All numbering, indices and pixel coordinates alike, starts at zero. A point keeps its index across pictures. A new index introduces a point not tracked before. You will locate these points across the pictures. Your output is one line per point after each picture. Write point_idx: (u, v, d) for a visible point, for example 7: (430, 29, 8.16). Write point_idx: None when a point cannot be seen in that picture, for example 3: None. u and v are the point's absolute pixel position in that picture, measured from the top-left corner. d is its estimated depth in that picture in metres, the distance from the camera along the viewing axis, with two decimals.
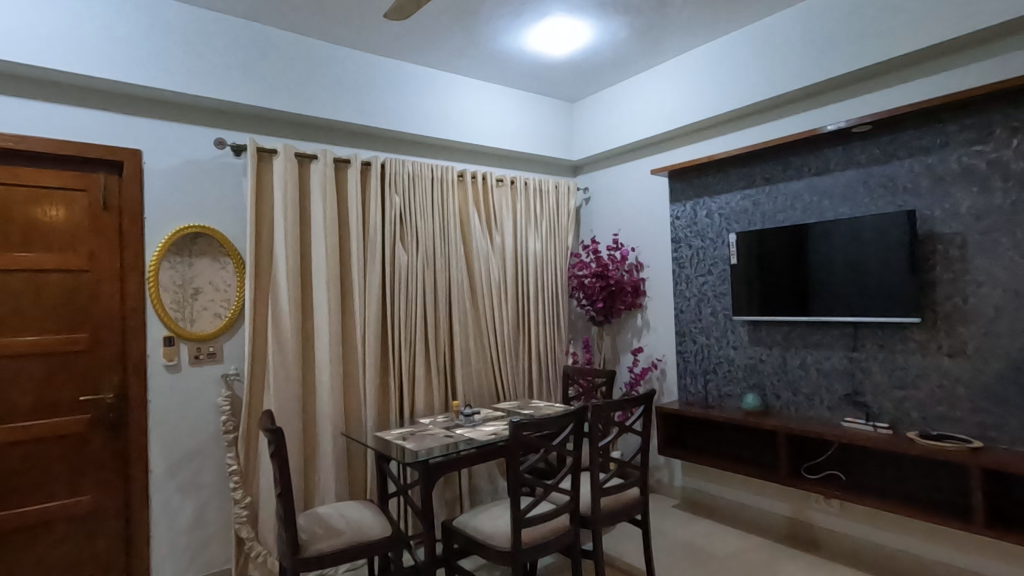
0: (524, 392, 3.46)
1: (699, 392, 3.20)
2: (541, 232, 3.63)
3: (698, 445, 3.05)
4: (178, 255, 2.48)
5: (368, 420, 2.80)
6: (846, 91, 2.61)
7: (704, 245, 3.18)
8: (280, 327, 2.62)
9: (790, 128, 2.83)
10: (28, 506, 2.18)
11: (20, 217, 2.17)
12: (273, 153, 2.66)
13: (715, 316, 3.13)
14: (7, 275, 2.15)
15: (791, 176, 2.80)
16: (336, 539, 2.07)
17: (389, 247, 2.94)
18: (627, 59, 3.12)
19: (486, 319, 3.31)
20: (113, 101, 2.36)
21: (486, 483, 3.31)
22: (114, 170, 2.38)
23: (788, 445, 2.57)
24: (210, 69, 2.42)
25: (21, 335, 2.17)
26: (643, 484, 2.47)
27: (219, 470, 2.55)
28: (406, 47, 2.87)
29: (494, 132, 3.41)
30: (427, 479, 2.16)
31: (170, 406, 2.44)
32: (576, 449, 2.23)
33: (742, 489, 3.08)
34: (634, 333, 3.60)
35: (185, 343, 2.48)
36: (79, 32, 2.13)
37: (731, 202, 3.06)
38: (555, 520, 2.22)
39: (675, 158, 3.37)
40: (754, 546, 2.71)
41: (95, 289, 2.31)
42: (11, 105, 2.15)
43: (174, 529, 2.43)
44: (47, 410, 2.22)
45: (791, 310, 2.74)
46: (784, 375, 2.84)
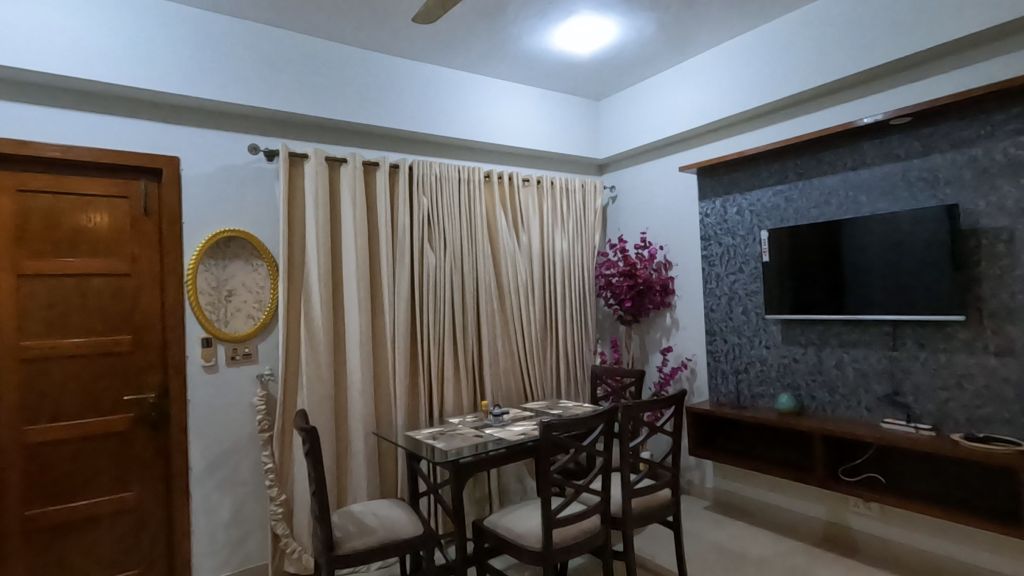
0: (552, 392, 3.45)
1: (731, 392, 3.15)
2: (568, 231, 3.62)
3: (731, 446, 3.00)
4: (213, 259, 2.56)
5: (399, 419, 2.84)
6: (883, 83, 2.54)
7: (735, 243, 3.13)
8: (312, 328, 2.67)
9: (823, 121, 2.76)
10: (77, 501, 2.27)
11: (66, 224, 2.27)
12: (304, 157, 2.71)
13: (747, 315, 3.07)
14: (56, 279, 2.24)
15: (826, 171, 2.73)
16: (370, 537, 2.10)
17: (417, 248, 2.97)
18: (653, 55, 3.09)
19: (514, 319, 3.32)
20: (152, 111, 2.44)
21: (515, 483, 3.32)
22: (153, 177, 2.46)
23: (825, 447, 2.50)
24: (243, 77, 2.49)
25: (68, 337, 2.27)
26: (675, 485, 2.44)
27: (255, 468, 2.61)
28: (432, 50, 2.90)
29: (520, 132, 3.41)
30: (457, 479, 2.17)
31: (208, 405, 2.51)
32: (607, 449, 2.21)
33: (777, 491, 3.02)
34: (663, 332, 3.56)
35: (222, 344, 2.55)
36: (120, 44, 2.22)
37: (762, 198, 3.00)
38: (586, 520, 2.21)
39: (704, 155, 3.33)
40: (791, 550, 2.66)
41: (137, 292, 2.40)
42: (58, 117, 2.25)
43: (213, 525, 2.50)
44: (93, 409, 2.31)
45: (827, 308, 2.67)
46: (819, 375, 2.77)
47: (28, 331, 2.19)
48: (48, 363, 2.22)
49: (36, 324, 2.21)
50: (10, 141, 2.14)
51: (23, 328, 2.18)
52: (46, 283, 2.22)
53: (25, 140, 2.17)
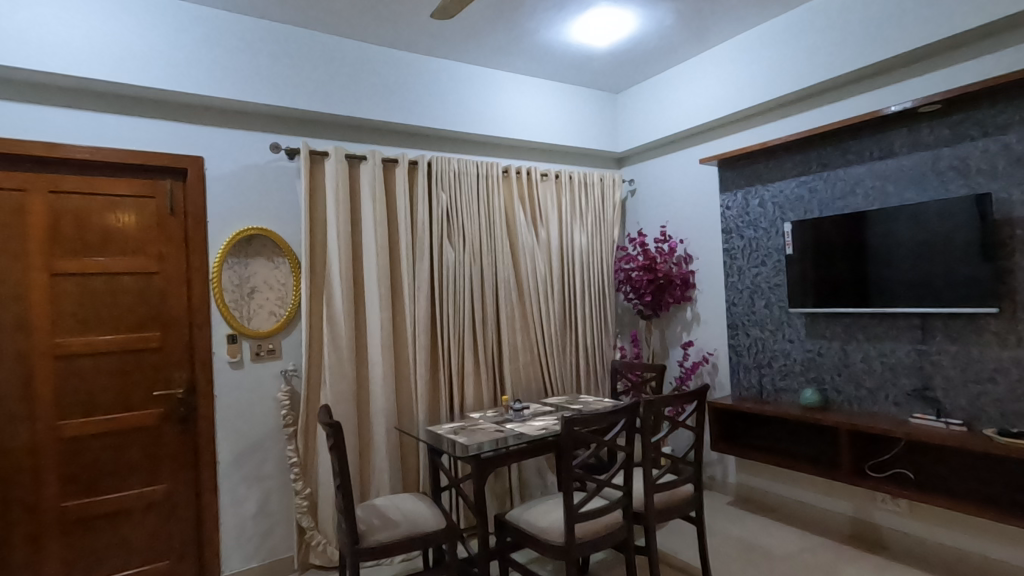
0: (572, 386, 3.45)
1: (754, 387, 3.11)
2: (587, 225, 3.61)
3: (754, 441, 2.96)
4: (236, 257, 2.60)
5: (420, 414, 2.86)
6: (911, 70, 2.48)
7: (757, 236, 3.08)
8: (334, 324, 2.70)
9: (848, 111, 2.70)
10: (110, 494, 2.34)
11: (96, 224, 2.32)
12: (324, 155, 2.74)
13: (770, 308, 3.03)
14: (87, 278, 2.30)
15: (851, 161, 2.68)
16: (394, 530, 2.13)
17: (436, 244, 2.99)
18: (673, 46, 3.05)
19: (533, 313, 3.32)
20: (176, 111, 2.48)
21: (537, 477, 3.33)
22: (179, 177, 2.51)
23: (852, 442, 2.46)
24: (264, 77, 2.52)
25: (100, 335, 2.33)
26: (697, 480, 2.43)
27: (280, 461, 2.66)
28: (449, 46, 2.90)
29: (538, 126, 3.40)
30: (478, 473, 2.19)
31: (234, 401, 2.56)
32: (629, 444, 2.20)
33: (801, 488, 2.97)
34: (684, 327, 3.53)
35: (246, 340, 2.60)
36: (145, 47, 2.26)
37: (785, 189, 2.95)
38: (608, 515, 2.20)
39: (725, 146, 3.28)
40: (816, 547, 2.62)
41: (164, 290, 2.45)
42: (86, 119, 2.30)
43: (241, 517, 2.56)
44: (124, 405, 2.37)
45: (853, 301, 2.62)
46: (845, 369, 2.72)
47: (61, 329, 2.25)
48: (80, 359, 2.29)
49: (69, 322, 2.27)
50: (41, 143, 2.20)
51: (56, 326, 2.25)
52: (78, 282, 2.28)
53: (55, 143, 2.23)
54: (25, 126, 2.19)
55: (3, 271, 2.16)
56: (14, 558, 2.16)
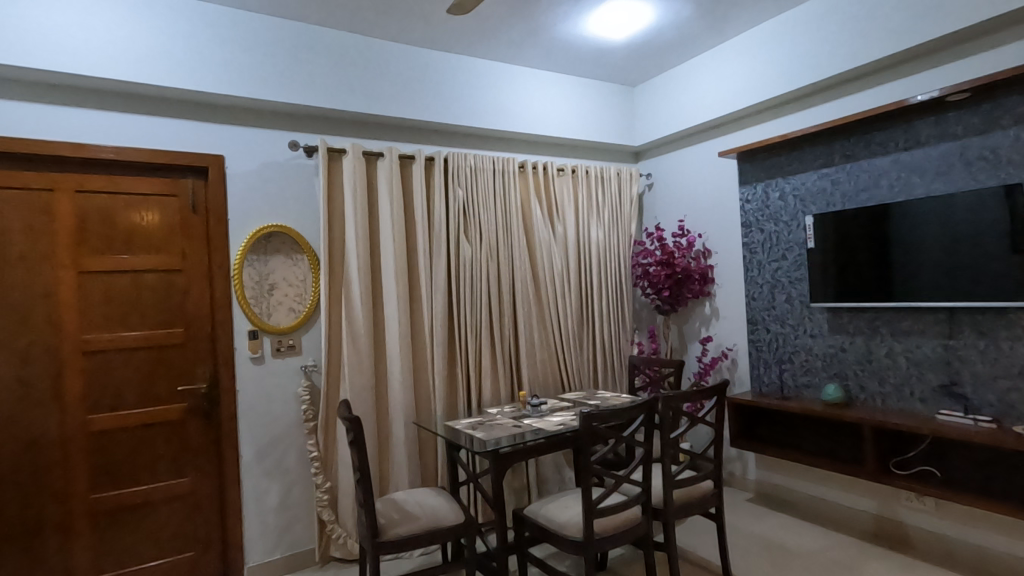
0: (589, 382, 3.44)
1: (774, 382, 3.07)
2: (604, 219, 3.58)
3: (775, 437, 2.92)
4: (256, 254, 2.63)
5: (438, 409, 2.88)
6: (938, 57, 2.41)
7: (778, 229, 3.03)
8: (353, 320, 2.73)
9: (872, 101, 2.64)
10: (137, 486, 2.39)
11: (121, 223, 2.37)
12: (342, 152, 2.76)
13: (791, 303, 2.98)
14: (113, 275, 2.35)
15: (875, 152, 2.62)
16: (413, 524, 2.15)
17: (453, 240, 3.00)
18: (691, 37, 3.01)
19: (550, 309, 3.31)
20: (196, 111, 2.52)
21: (554, 473, 3.33)
22: (200, 175, 2.55)
23: (876, 439, 2.42)
24: (282, 75, 2.55)
25: (126, 331, 2.38)
26: (717, 476, 2.41)
27: (301, 456, 2.69)
28: (465, 41, 2.90)
29: (554, 121, 3.38)
30: (497, 468, 2.20)
31: (255, 395, 2.60)
32: (647, 440, 2.19)
33: (824, 485, 2.92)
34: (703, 322, 3.50)
35: (267, 336, 2.63)
36: (167, 47, 2.30)
37: (807, 182, 2.90)
38: (626, 512, 2.19)
39: (745, 139, 3.24)
40: (839, 544, 2.59)
41: (187, 287, 2.50)
42: (110, 119, 2.34)
43: (263, 510, 2.60)
44: (150, 399, 2.42)
45: (877, 295, 2.57)
46: (869, 365, 2.67)
47: (89, 325, 2.31)
48: (106, 355, 2.34)
49: (95, 318, 2.32)
50: (67, 144, 2.24)
51: (85, 323, 2.30)
52: (104, 279, 2.34)
53: (80, 143, 2.27)
54: (52, 127, 2.24)
55: (32, 269, 2.21)
56: (46, 548, 2.22)
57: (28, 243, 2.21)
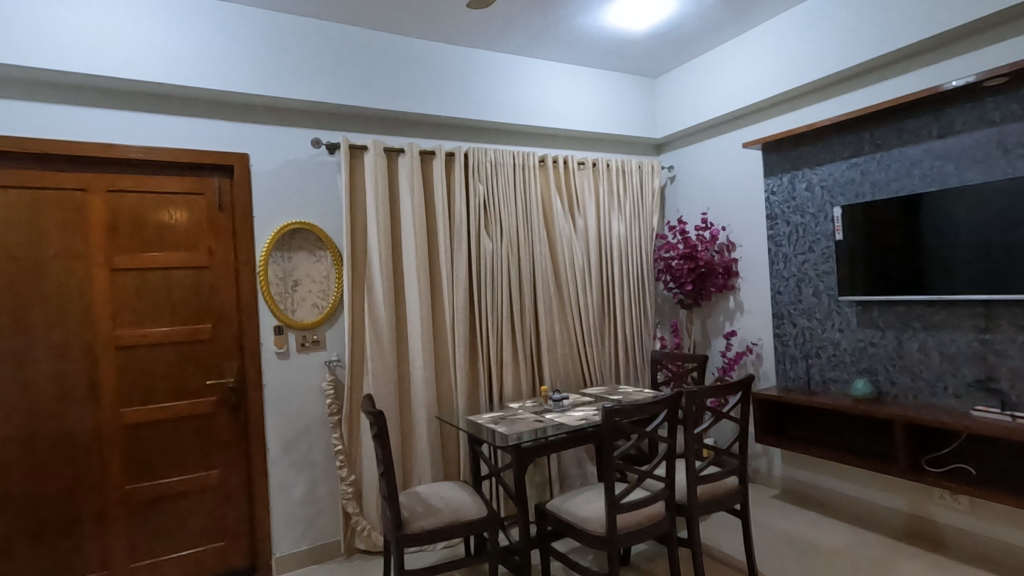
0: (611, 376, 3.41)
1: (800, 377, 3.01)
2: (625, 213, 3.55)
3: (801, 434, 2.87)
4: (280, 251, 2.67)
5: (460, 403, 2.90)
6: (975, 41, 2.33)
7: (805, 221, 2.97)
8: (376, 315, 2.75)
9: (904, 88, 2.56)
10: (169, 478, 2.45)
11: (151, 221, 2.43)
12: (364, 149, 2.78)
13: (818, 297, 2.92)
14: (144, 273, 2.41)
15: (907, 140, 2.54)
16: (436, 517, 2.16)
17: (474, 234, 3.00)
18: (715, 26, 2.96)
19: (572, 303, 3.30)
20: (221, 110, 2.56)
21: (576, 468, 3.32)
22: (226, 174, 2.59)
23: (907, 435, 2.35)
24: (304, 73, 2.57)
25: (156, 326, 2.43)
26: (743, 473, 2.37)
27: (326, 449, 2.73)
28: (485, 36, 2.90)
29: (574, 114, 3.35)
30: (519, 463, 2.20)
31: (281, 390, 2.64)
32: (671, 435, 2.17)
33: (853, 482, 2.86)
34: (727, 316, 3.45)
35: (292, 331, 2.67)
36: (192, 48, 2.34)
37: (835, 172, 2.83)
38: (649, 507, 2.18)
39: (770, 129, 3.17)
40: (869, 543, 2.54)
41: (215, 284, 2.54)
42: (138, 120, 2.39)
43: (290, 502, 2.65)
44: (180, 393, 2.48)
45: (908, 288, 2.50)
46: (900, 360, 2.60)
47: (122, 322, 2.37)
48: (139, 350, 2.40)
49: (127, 314, 2.38)
50: (98, 145, 2.30)
51: (118, 319, 2.36)
52: (136, 277, 2.39)
53: (110, 143, 2.33)
54: (83, 128, 2.29)
55: (68, 267, 2.28)
56: (84, 537, 2.30)
57: (63, 242, 2.27)
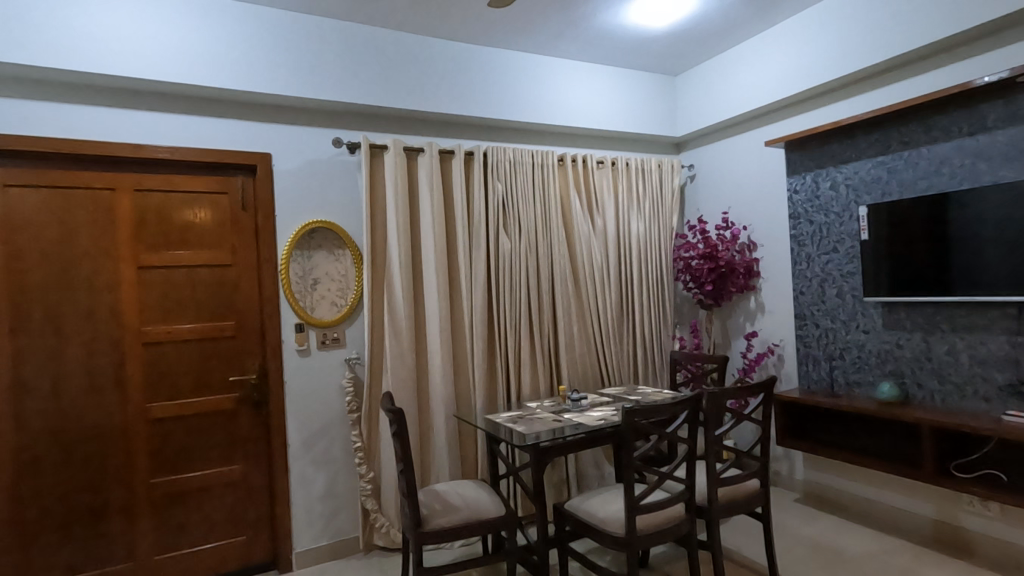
0: (629, 376, 3.39)
1: (824, 379, 2.96)
2: (644, 212, 3.52)
3: (824, 437, 2.82)
4: (301, 250, 2.70)
5: (478, 402, 2.90)
6: (1008, 35, 2.26)
7: (829, 221, 2.91)
8: (395, 314, 2.77)
9: (933, 84, 2.50)
10: (193, 473, 2.50)
11: (176, 220, 2.47)
12: (384, 148, 2.80)
13: (842, 298, 2.86)
14: (169, 271, 2.45)
15: (936, 138, 2.48)
16: (455, 515, 2.17)
17: (493, 234, 3.00)
18: (738, 22, 2.92)
19: (590, 303, 3.28)
20: (244, 111, 2.60)
21: (594, 468, 3.30)
22: (249, 173, 2.63)
23: (935, 439, 2.30)
24: (325, 73, 2.60)
25: (181, 323, 2.48)
26: (764, 475, 2.34)
27: (346, 446, 2.76)
28: (504, 35, 2.90)
29: (593, 113, 3.34)
30: (537, 463, 2.19)
31: (302, 387, 2.67)
32: (691, 437, 2.15)
33: (878, 486, 2.80)
34: (748, 317, 3.40)
35: (312, 329, 2.70)
36: (217, 49, 2.38)
37: (860, 171, 2.77)
38: (669, 509, 2.16)
39: (793, 127, 3.12)
40: (895, 549, 2.48)
41: (238, 281, 2.59)
42: (165, 120, 2.44)
43: (311, 497, 2.68)
44: (204, 389, 2.52)
45: (937, 289, 2.44)
46: (928, 363, 2.54)
47: (148, 318, 2.42)
48: (164, 347, 2.45)
49: (154, 311, 2.43)
50: (127, 145, 2.35)
51: (144, 316, 2.41)
52: (161, 274, 2.44)
53: (137, 143, 2.37)
54: (111, 129, 2.34)
55: (97, 265, 2.33)
56: (111, 529, 2.35)
57: (93, 241, 2.33)
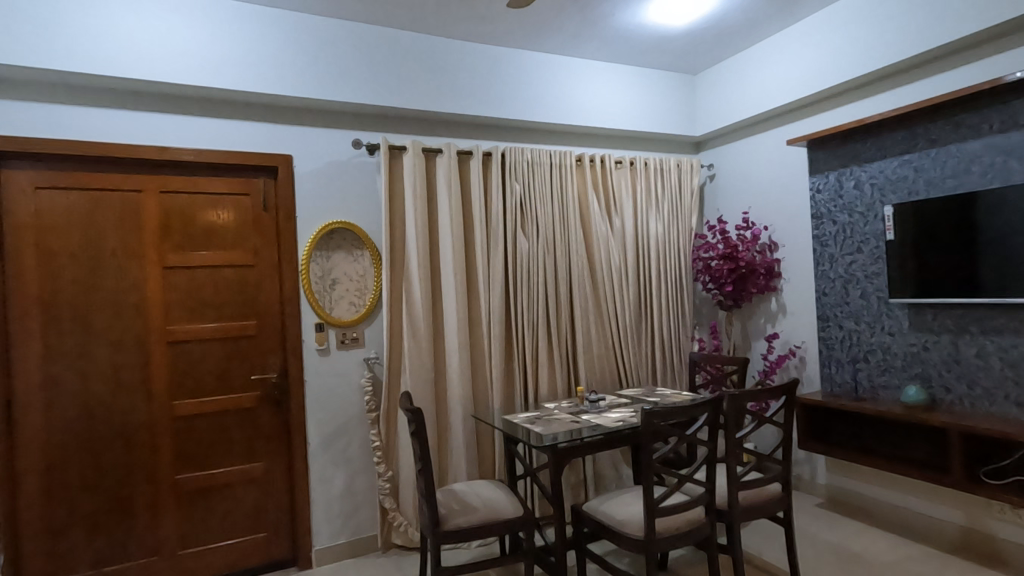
0: (648, 378, 3.36)
1: (847, 382, 2.90)
2: (663, 212, 3.49)
3: (848, 440, 2.76)
4: (320, 250, 2.73)
5: (496, 402, 2.91)
6: None
7: (853, 220, 2.86)
8: (414, 315, 2.79)
9: (962, 80, 2.44)
10: (215, 469, 2.54)
11: (200, 221, 2.52)
12: (403, 149, 2.82)
13: (867, 299, 2.81)
14: (193, 271, 2.50)
15: (965, 136, 2.42)
16: (473, 515, 2.17)
17: (511, 234, 3.00)
18: (760, 19, 2.87)
19: (608, 303, 3.26)
20: (265, 113, 2.63)
21: (611, 470, 3.29)
22: (270, 175, 2.66)
23: (964, 444, 2.24)
24: (345, 76, 2.62)
25: (205, 322, 2.52)
26: (786, 479, 2.30)
27: (364, 445, 2.78)
28: (522, 36, 2.90)
29: (612, 112, 3.32)
30: (555, 464, 2.18)
31: (321, 386, 2.69)
32: (711, 439, 2.12)
33: (903, 491, 2.74)
34: (769, 319, 3.36)
35: (332, 329, 2.72)
36: (240, 52, 2.41)
37: (885, 169, 2.71)
38: (688, 512, 2.13)
39: (815, 125, 3.07)
40: (922, 556, 2.43)
41: (260, 281, 2.62)
42: (188, 123, 2.48)
43: (330, 496, 2.71)
44: (227, 387, 2.56)
45: (965, 291, 2.38)
46: (956, 366, 2.48)
47: (173, 317, 2.47)
48: (188, 346, 2.49)
49: (179, 310, 2.48)
50: (152, 147, 2.39)
51: (169, 315, 2.46)
52: (186, 274, 2.48)
53: (162, 146, 2.42)
54: (137, 132, 2.39)
55: (123, 265, 2.38)
56: (136, 524, 2.40)
57: (120, 241, 2.38)
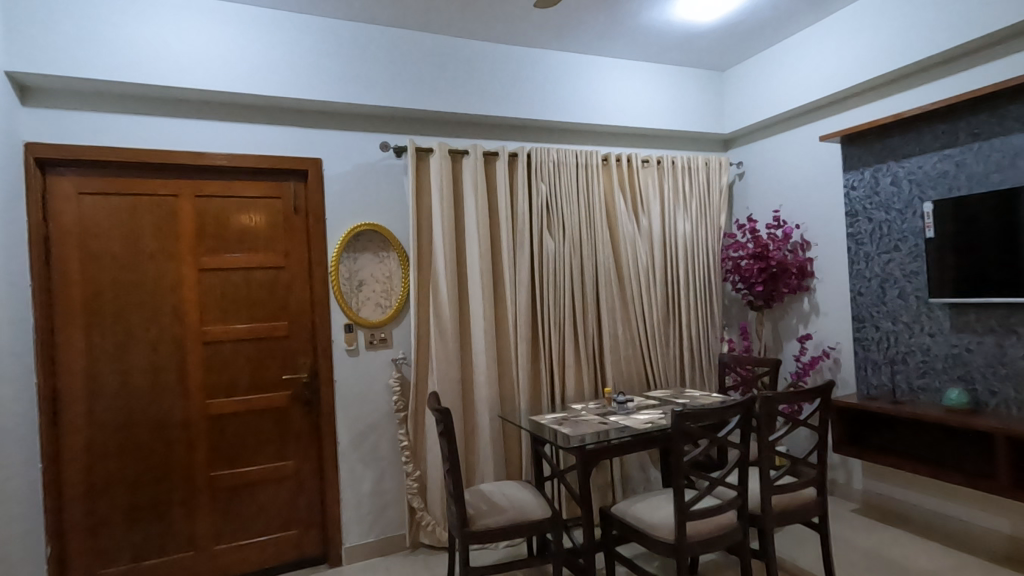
0: (676, 380, 3.32)
1: (884, 384, 2.82)
2: (691, 211, 3.44)
3: (886, 444, 2.68)
4: (348, 252, 2.76)
5: (522, 402, 2.90)
6: None
7: (890, 218, 2.77)
8: (441, 315, 2.80)
9: (1006, 70, 2.34)
10: (249, 467, 2.59)
11: (233, 224, 2.57)
12: (429, 151, 2.84)
13: (905, 299, 2.72)
14: (227, 273, 2.56)
15: (1010, 128, 2.32)
16: (501, 515, 2.17)
17: (537, 235, 3.00)
18: (793, 13, 2.81)
19: (635, 303, 3.23)
20: (294, 118, 2.68)
21: (639, 471, 3.25)
22: (300, 178, 2.71)
23: (1010, 449, 2.15)
24: (372, 79, 2.65)
25: (238, 323, 2.58)
26: (821, 484, 2.24)
27: (393, 444, 2.81)
28: (548, 36, 2.89)
29: (640, 111, 3.28)
30: (583, 465, 2.16)
31: (350, 386, 2.73)
32: (743, 443, 2.07)
33: (945, 498, 2.65)
34: (801, 319, 3.28)
35: (361, 329, 2.76)
36: (270, 58, 2.46)
37: (925, 165, 2.62)
38: (720, 516, 2.09)
39: (849, 120, 2.98)
40: (965, 565, 2.34)
41: (290, 283, 2.67)
42: (221, 129, 2.54)
43: (359, 494, 2.74)
44: (259, 386, 2.62)
45: (1010, 291, 2.28)
46: (1001, 368, 2.38)
47: (208, 318, 2.53)
48: (222, 346, 2.55)
49: (213, 310, 2.54)
50: (188, 153, 2.46)
51: (204, 316, 2.52)
52: (220, 276, 2.55)
53: (197, 151, 2.48)
54: (173, 139, 2.45)
55: (160, 267, 2.45)
56: (173, 518, 2.46)
57: (158, 244, 2.45)
